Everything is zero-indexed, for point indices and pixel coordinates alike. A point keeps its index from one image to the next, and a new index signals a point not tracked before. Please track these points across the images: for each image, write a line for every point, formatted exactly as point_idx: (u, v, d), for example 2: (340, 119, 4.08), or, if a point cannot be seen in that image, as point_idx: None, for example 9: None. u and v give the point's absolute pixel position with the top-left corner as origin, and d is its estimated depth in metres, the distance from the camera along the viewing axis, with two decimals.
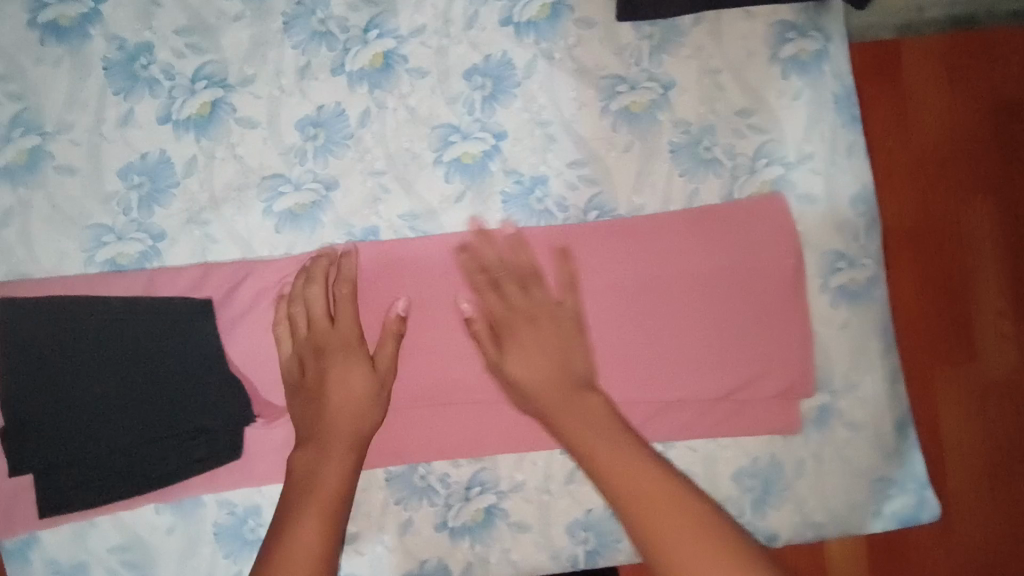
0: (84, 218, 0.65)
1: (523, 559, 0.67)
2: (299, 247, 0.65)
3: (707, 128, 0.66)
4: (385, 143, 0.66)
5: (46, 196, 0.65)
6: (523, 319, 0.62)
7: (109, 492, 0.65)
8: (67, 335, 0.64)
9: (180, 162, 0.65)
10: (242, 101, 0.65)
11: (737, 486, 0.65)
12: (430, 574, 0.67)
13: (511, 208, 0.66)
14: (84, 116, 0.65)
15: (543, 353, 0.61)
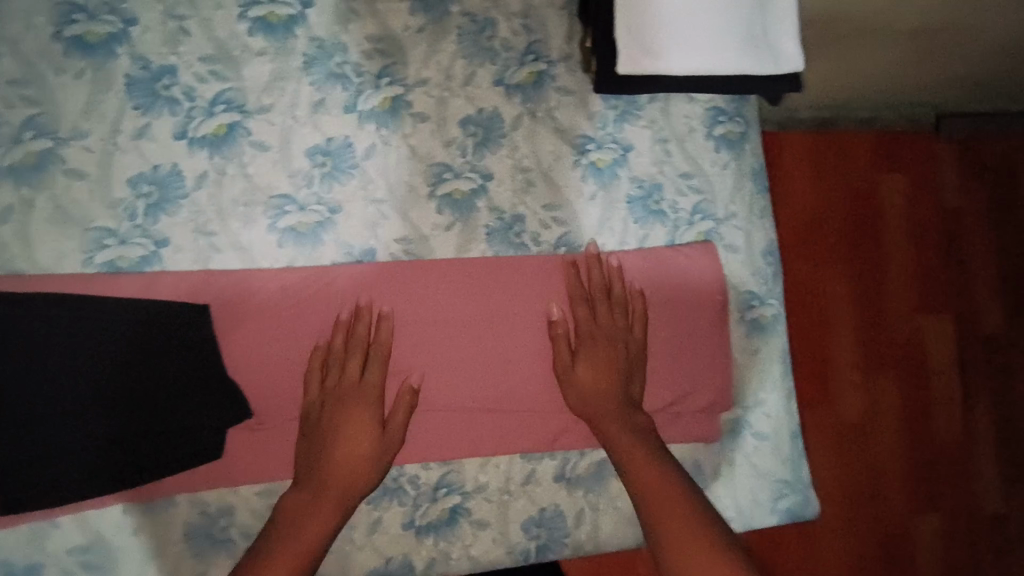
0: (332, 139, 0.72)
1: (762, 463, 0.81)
2: (603, 196, 0.78)
3: None
4: (668, 116, 0.80)
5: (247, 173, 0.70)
6: (602, 339, 0.73)
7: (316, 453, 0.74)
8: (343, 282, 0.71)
9: (509, 117, 0.77)
10: (561, 74, 0.78)
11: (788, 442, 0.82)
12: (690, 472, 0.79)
13: (756, 178, 0.83)
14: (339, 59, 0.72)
15: (610, 365, 0.73)
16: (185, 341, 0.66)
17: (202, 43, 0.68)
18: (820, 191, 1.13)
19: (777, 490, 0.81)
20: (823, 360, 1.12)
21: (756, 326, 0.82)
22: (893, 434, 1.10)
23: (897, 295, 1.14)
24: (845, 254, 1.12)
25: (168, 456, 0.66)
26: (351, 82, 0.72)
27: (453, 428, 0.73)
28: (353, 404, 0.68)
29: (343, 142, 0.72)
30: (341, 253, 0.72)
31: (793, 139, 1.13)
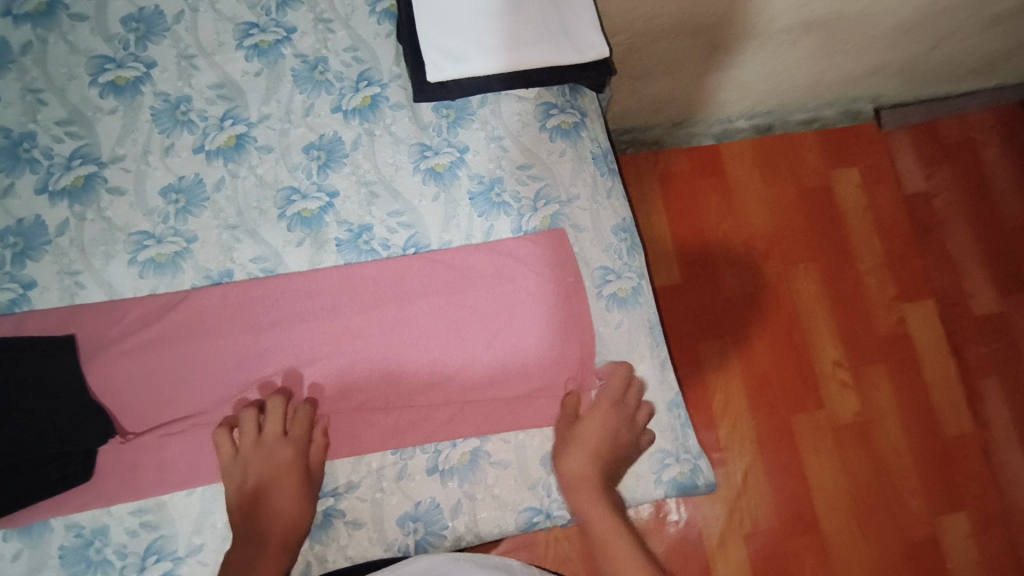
0: (181, 176, 0.80)
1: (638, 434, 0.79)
2: (445, 196, 0.83)
3: (607, 147, 0.90)
4: (500, 114, 0.86)
5: (106, 214, 0.77)
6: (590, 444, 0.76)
7: (179, 467, 0.73)
8: (200, 302, 0.76)
9: (349, 139, 0.83)
10: (393, 93, 0.85)
11: (664, 410, 0.81)
12: None
13: (598, 163, 0.88)
14: (188, 110, 0.81)
15: (595, 449, 0.76)
16: (55, 373, 0.72)
17: (58, 110, 0.79)
18: (778, 201, 1.47)
19: (658, 463, 0.79)
20: (734, 356, 1.38)
21: (616, 300, 0.82)
22: (882, 396, 1.37)
23: (867, 256, 1.45)
24: (809, 248, 1.45)
25: (41, 483, 0.69)
26: (197, 127, 0.81)
27: (370, 429, 0.77)
28: (285, 460, 0.73)
29: (193, 179, 0.80)
30: (200, 277, 0.78)
31: (735, 156, 1.49)
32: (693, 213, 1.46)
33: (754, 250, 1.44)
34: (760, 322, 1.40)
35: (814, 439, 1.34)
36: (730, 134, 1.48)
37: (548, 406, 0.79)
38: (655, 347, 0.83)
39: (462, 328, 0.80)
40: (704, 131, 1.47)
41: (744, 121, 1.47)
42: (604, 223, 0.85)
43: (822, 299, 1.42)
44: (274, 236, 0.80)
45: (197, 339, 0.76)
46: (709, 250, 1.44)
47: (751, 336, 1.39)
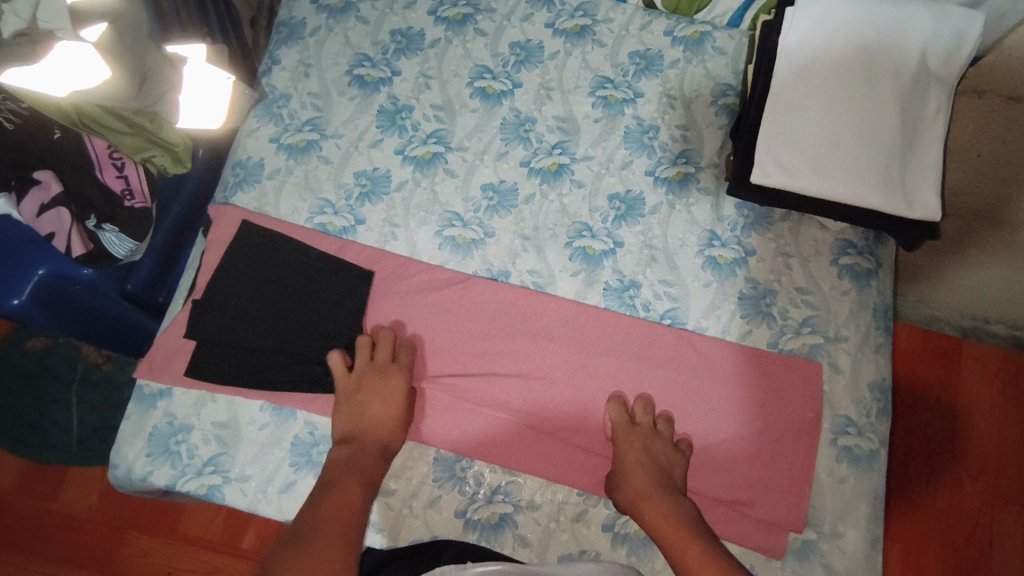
0: (503, 180, 0.91)
1: None
2: (717, 286, 0.85)
3: None
4: (796, 233, 0.87)
5: (436, 189, 0.90)
6: (637, 444, 0.76)
7: None
8: (475, 289, 0.86)
9: (650, 202, 0.89)
10: (705, 178, 0.90)
11: None
12: None
13: (878, 315, 0.85)
14: (530, 131, 0.93)
15: (649, 459, 0.75)
16: (348, 296, 0.85)
17: (437, 96, 0.94)
18: (1011, 428, 1.20)
19: None
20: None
21: (849, 455, 0.78)
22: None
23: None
24: None
25: (304, 378, 0.81)
26: (531, 146, 0.92)
27: (564, 464, 0.79)
28: (390, 380, 0.79)
29: (510, 186, 0.90)
30: (483, 267, 0.87)
31: (980, 359, 1.25)
32: (903, 397, 1.24)
33: (965, 466, 1.18)
34: (942, 555, 1.13)
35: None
36: (981, 334, 1.25)
37: (741, 526, 0.77)
38: (875, 522, 0.76)
39: (683, 412, 0.81)
40: (948, 313, 1.25)
41: (1002, 325, 1.23)
42: (864, 375, 0.82)
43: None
44: (555, 259, 0.87)
45: (460, 317, 0.85)
46: (908, 442, 1.20)
47: (928, 568, 1.13)
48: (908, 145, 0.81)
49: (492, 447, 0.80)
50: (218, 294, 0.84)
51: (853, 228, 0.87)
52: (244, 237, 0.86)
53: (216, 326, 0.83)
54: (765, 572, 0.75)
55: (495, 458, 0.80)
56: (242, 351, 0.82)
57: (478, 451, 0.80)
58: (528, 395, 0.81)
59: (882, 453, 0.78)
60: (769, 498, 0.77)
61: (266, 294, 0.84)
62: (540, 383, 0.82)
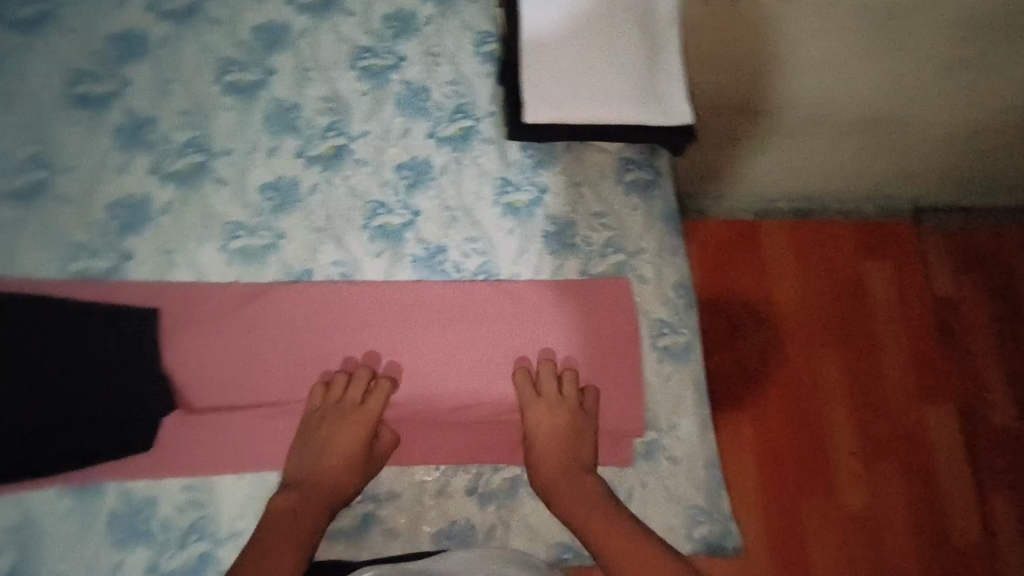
0: (281, 174, 0.85)
1: (675, 486, 0.81)
2: (520, 230, 0.87)
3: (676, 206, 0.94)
4: (580, 162, 0.91)
5: (208, 200, 0.82)
6: (548, 417, 0.78)
7: (233, 452, 0.75)
8: (279, 297, 0.80)
9: (438, 164, 0.88)
10: (486, 129, 0.90)
11: (703, 466, 0.82)
12: None
13: (667, 221, 0.92)
14: (297, 118, 0.87)
15: (558, 433, 0.77)
16: (131, 343, 0.74)
17: (181, 100, 0.85)
18: (806, 288, 1.44)
19: (691, 519, 0.80)
20: (753, 434, 1.35)
21: (669, 353, 0.85)
22: (895, 488, 1.32)
23: (888, 351, 1.41)
24: (837, 338, 1.41)
25: (103, 449, 0.71)
26: (302, 133, 0.86)
27: (416, 443, 0.80)
28: (355, 427, 0.75)
29: (290, 180, 0.85)
30: (282, 272, 0.82)
31: (772, 235, 1.47)
32: (721, 286, 1.44)
33: (784, 330, 1.41)
34: (781, 406, 1.36)
35: (831, 535, 1.28)
36: (770, 214, 1.48)
37: (592, 448, 0.81)
38: (702, 404, 0.84)
39: (517, 358, 0.82)
40: (740, 201, 1.46)
41: (785, 203, 1.48)
42: (666, 278, 0.88)
43: (843, 389, 1.38)
44: (357, 244, 0.84)
45: (269, 331, 0.79)
46: (736, 322, 1.41)
47: (770, 418, 1.35)
48: (650, 57, 0.88)
49: None
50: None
51: (628, 146, 0.93)
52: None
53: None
54: (622, 481, 0.81)
55: None
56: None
57: None
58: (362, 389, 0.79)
59: (695, 342, 0.86)
60: (610, 414, 0.82)
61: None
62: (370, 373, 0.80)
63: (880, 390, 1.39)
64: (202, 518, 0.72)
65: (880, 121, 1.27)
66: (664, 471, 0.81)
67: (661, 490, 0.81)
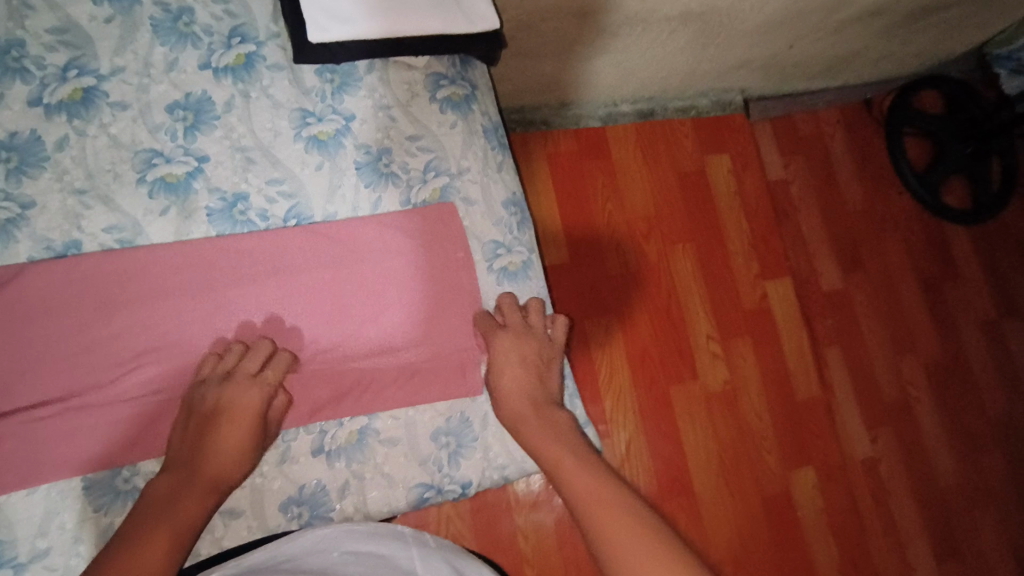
0: (17, 130, 0.70)
1: None
2: (330, 165, 0.79)
3: (497, 120, 0.89)
4: (387, 81, 0.82)
5: None
6: (511, 341, 0.77)
7: (15, 462, 0.64)
8: (41, 277, 0.67)
9: (220, 100, 0.76)
10: (271, 52, 0.79)
11: (554, 380, 0.83)
12: (454, 426, 0.77)
13: (489, 137, 0.87)
14: (23, 59, 0.71)
15: (523, 361, 0.77)
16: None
17: None
18: (656, 187, 1.55)
19: None
20: (628, 326, 1.46)
21: (507, 274, 0.83)
22: (746, 356, 1.50)
23: (733, 236, 1.56)
24: (691, 229, 1.54)
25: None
26: (34, 77, 0.71)
27: None
28: (249, 400, 0.68)
29: (30, 136, 0.70)
30: (41, 248, 0.69)
31: (621, 139, 1.55)
32: (580, 191, 1.50)
33: (652, 228, 1.52)
34: (650, 297, 1.48)
35: (693, 404, 1.44)
36: (615, 117, 1.53)
37: (441, 382, 0.77)
38: (545, 320, 0.84)
39: (345, 305, 0.76)
40: (588, 108, 1.49)
41: (629, 105, 1.52)
42: (495, 197, 0.85)
43: (695, 275, 1.52)
44: (133, 204, 0.72)
45: (37, 318, 0.67)
46: (605, 226, 1.50)
47: (639, 310, 1.47)
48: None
49: (144, 440, 0.68)
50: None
51: (437, 59, 0.85)
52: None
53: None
54: (475, 411, 0.78)
55: (154, 450, 0.68)
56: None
57: (130, 451, 0.67)
58: (168, 366, 0.70)
59: (532, 259, 0.84)
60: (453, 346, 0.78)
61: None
62: (176, 347, 0.70)
63: (741, 273, 1.54)
64: None
65: (713, 12, 1.19)
66: None
67: None
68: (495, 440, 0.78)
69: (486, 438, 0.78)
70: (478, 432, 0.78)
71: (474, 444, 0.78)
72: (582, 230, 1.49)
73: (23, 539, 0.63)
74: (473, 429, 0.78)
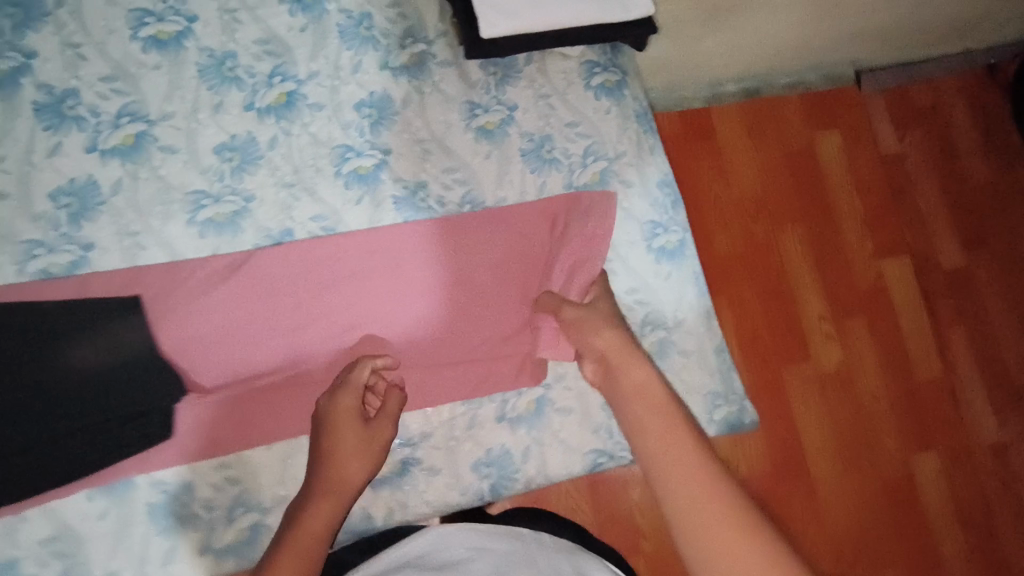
0: (234, 132, 0.78)
1: (689, 377, 0.85)
2: (497, 154, 0.84)
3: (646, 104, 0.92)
4: (546, 72, 0.87)
5: (160, 173, 0.75)
6: (584, 321, 0.74)
7: (257, 423, 0.74)
8: (266, 262, 0.76)
9: (398, 96, 0.82)
10: (441, 49, 0.84)
11: (713, 353, 0.86)
12: None
13: (641, 120, 0.89)
14: (235, 68, 0.78)
15: (607, 323, 0.72)
16: (122, 334, 0.71)
17: (100, 65, 0.74)
18: (765, 169, 1.45)
19: (710, 404, 0.85)
20: (739, 316, 1.38)
21: (665, 253, 0.87)
22: (862, 342, 1.41)
23: (844, 218, 1.46)
24: (798, 207, 1.45)
25: (124, 443, 0.70)
26: (245, 84, 0.78)
27: (433, 384, 0.79)
28: (346, 413, 0.69)
29: (246, 137, 0.78)
30: (262, 237, 0.77)
31: (725, 112, 1.44)
32: (687, 172, 1.41)
33: (756, 208, 1.44)
34: (760, 282, 1.39)
35: (811, 395, 1.36)
36: (720, 97, 1.43)
37: (609, 355, 0.83)
38: (701, 296, 0.87)
39: (521, 283, 0.82)
40: (692, 89, 1.41)
41: (733, 84, 1.43)
42: (650, 179, 0.88)
43: (806, 257, 1.43)
44: (333, 195, 0.79)
45: (261, 298, 0.75)
46: (709, 206, 1.41)
47: (749, 294, 1.39)
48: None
49: None
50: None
51: (590, 48, 0.89)
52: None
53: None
54: None
55: None
56: (31, 455, 0.68)
57: None
58: (372, 340, 0.78)
59: (687, 238, 0.87)
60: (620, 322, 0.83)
61: (17, 384, 0.68)
62: (376, 324, 0.78)
63: (850, 249, 1.46)
64: (244, 491, 0.73)
65: None
66: (678, 365, 0.85)
67: (678, 383, 0.84)
68: None
69: None
70: None
71: None
72: (689, 211, 1.39)
73: (267, 488, 0.73)
74: None
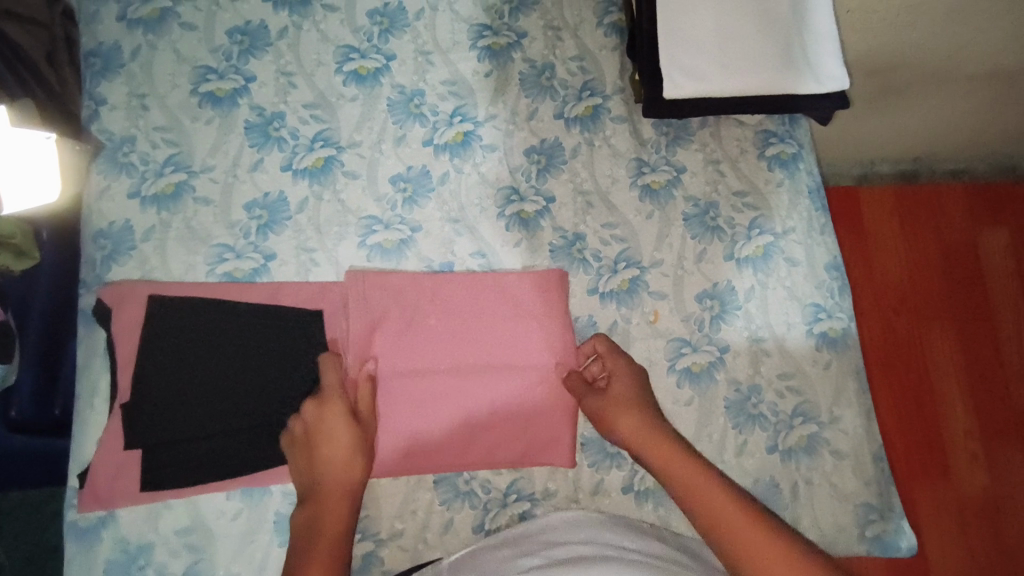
0: (410, 164, 0.81)
1: (840, 482, 0.77)
2: (660, 214, 0.82)
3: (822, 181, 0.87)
4: (719, 137, 0.85)
5: (340, 196, 0.79)
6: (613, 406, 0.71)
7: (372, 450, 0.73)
8: (410, 288, 0.77)
9: (569, 146, 0.83)
10: (615, 105, 0.85)
11: (871, 460, 0.78)
12: (763, 490, 0.76)
13: (814, 197, 0.84)
14: (421, 106, 0.83)
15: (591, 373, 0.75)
16: (301, 342, 0.74)
17: (306, 93, 0.81)
18: (916, 254, 1.13)
19: (862, 517, 0.76)
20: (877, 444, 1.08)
21: (827, 340, 0.80)
22: (1022, 484, 1.05)
23: (1012, 324, 1.12)
24: (957, 305, 1.12)
25: (282, 448, 0.72)
26: (428, 121, 0.82)
27: (542, 440, 0.75)
28: (332, 414, 0.69)
29: (420, 171, 0.81)
30: (420, 267, 0.79)
31: (874, 189, 1.16)
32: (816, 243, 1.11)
33: (903, 299, 1.12)
34: (907, 396, 1.08)
35: (947, 543, 1.01)
36: (872, 177, 1.16)
37: (753, 442, 0.77)
38: (864, 394, 0.79)
39: (661, 349, 0.78)
40: (844, 166, 1.16)
41: (890, 164, 1.16)
42: (818, 259, 0.82)
43: (963, 370, 1.09)
44: (491, 236, 0.80)
45: (386, 328, 0.75)
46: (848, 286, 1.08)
47: (887, 409, 1.07)
48: (795, 16, 0.80)
49: (465, 448, 0.74)
50: (147, 390, 0.72)
51: (769, 118, 0.86)
52: (156, 316, 0.73)
53: (158, 426, 0.71)
54: (785, 479, 0.76)
55: (478, 460, 0.74)
56: (198, 444, 0.71)
57: (455, 456, 0.74)
58: (485, 384, 0.75)
59: (853, 327, 0.80)
60: (766, 406, 0.78)
61: (202, 375, 0.72)
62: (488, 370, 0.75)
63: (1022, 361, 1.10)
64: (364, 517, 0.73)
65: None
66: (829, 466, 0.77)
67: (827, 486, 0.77)
68: (804, 512, 0.75)
69: (794, 507, 0.76)
70: (787, 501, 0.76)
71: (782, 513, 0.75)
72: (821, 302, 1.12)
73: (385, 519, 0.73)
74: (782, 496, 0.76)
